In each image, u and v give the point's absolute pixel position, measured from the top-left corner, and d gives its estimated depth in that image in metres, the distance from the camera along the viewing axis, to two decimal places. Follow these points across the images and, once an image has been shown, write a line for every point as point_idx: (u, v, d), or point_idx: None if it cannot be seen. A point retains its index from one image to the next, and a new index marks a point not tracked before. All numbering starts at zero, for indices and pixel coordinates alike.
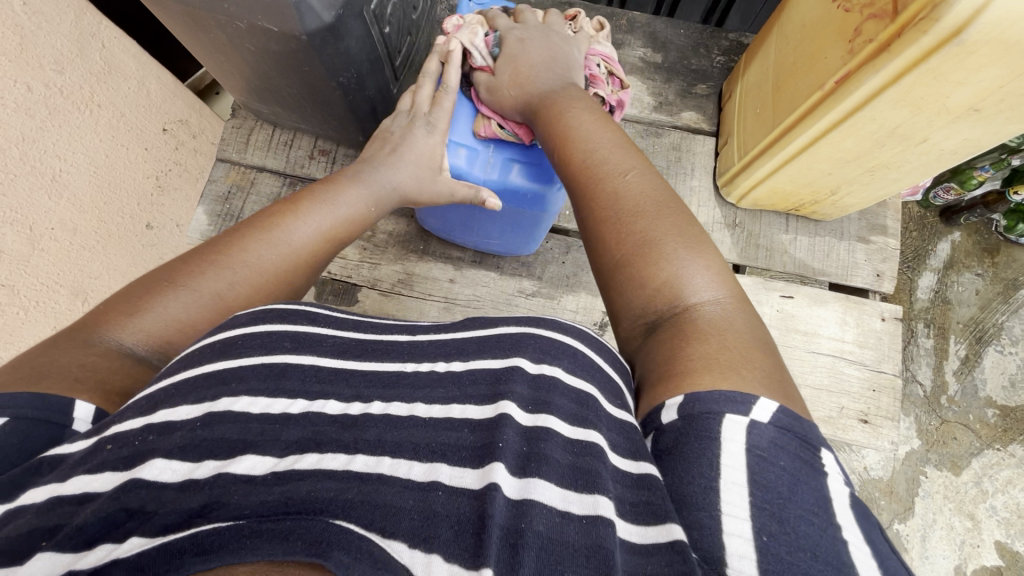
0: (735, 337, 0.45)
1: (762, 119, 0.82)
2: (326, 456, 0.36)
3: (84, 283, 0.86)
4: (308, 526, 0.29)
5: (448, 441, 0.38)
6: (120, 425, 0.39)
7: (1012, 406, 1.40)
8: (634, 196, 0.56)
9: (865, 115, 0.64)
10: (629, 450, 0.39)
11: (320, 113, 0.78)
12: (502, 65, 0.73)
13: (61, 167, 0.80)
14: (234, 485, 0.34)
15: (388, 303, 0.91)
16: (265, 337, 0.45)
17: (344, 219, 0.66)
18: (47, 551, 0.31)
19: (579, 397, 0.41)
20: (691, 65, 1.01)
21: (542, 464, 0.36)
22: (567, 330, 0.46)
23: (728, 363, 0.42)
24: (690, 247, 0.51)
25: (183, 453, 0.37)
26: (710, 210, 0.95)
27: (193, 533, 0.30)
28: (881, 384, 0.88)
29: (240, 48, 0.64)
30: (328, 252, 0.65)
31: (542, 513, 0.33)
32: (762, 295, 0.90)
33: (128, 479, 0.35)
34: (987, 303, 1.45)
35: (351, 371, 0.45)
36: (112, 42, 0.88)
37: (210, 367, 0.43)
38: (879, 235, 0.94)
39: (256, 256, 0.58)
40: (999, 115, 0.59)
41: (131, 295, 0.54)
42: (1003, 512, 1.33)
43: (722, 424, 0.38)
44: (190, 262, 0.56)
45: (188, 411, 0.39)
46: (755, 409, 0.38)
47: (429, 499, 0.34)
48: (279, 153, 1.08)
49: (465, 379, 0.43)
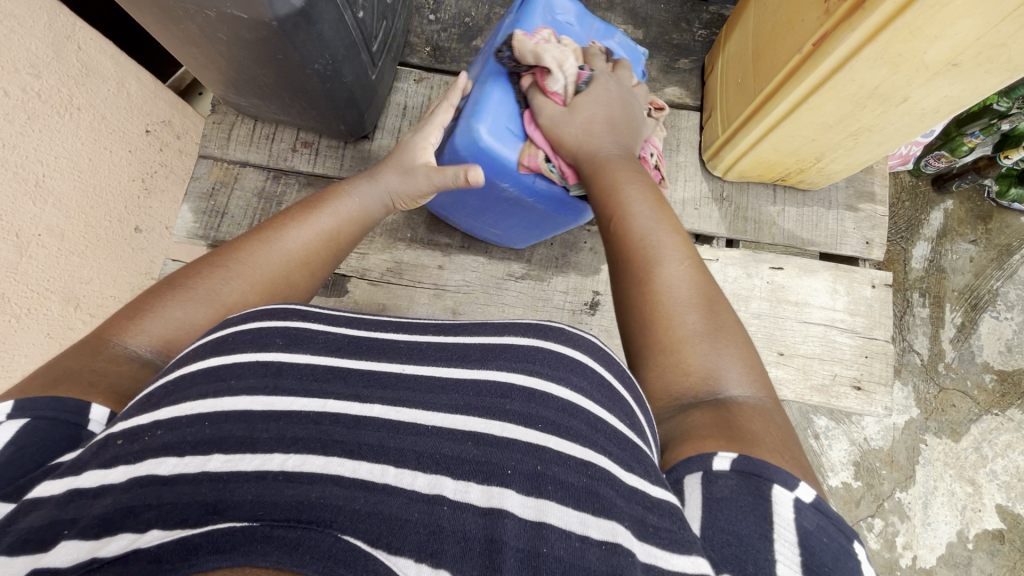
0: (776, 429, 0.47)
1: (743, 88, 0.82)
2: (332, 461, 0.36)
3: (75, 288, 0.86)
4: (316, 540, 0.29)
5: (450, 453, 0.38)
6: (128, 422, 0.40)
7: (1008, 371, 1.41)
8: (675, 287, 0.56)
9: (843, 76, 0.64)
10: (649, 477, 0.40)
11: (299, 104, 0.78)
12: (580, 109, 0.70)
13: (44, 172, 0.79)
14: (245, 480, 0.34)
15: (378, 293, 0.92)
16: (257, 333, 0.45)
17: (341, 218, 0.68)
18: (71, 539, 0.31)
19: (584, 416, 0.41)
20: (673, 40, 1.01)
21: (557, 487, 0.36)
22: (577, 344, 0.46)
23: (773, 448, 0.44)
24: (723, 346, 0.53)
25: (194, 447, 0.36)
26: (697, 184, 0.94)
27: (206, 531, 0.29)
28: (873, 350, 0.88)
29: (212, 38, 0.63)
30: (330, 253, 0.66)
31: (561, 537, 0.34)
32: (752, 267, 0.90)
33: (142, 473, 0.35)
34: (982, 270, 1.45)
35: (349, 369, 0.44)
36: (88, 43, 0.87)
37: (204, 365, 0.43)
38: (868, 203, 0.94)
39: (260, 259, 0.60)
40: (977, 68, 0.59)
41: (140, 303, 0.55)
42: (1003, 475, 1.34)
43: (772, 492, 0.40)
44: (192, 272, 0.57)
45: (190, 405, 0.39)
46: (800, 484, 0.41)
47: (436, 514, 0.34)
48: (261, 147, 1.06)
49: (472, 389, 0.43)
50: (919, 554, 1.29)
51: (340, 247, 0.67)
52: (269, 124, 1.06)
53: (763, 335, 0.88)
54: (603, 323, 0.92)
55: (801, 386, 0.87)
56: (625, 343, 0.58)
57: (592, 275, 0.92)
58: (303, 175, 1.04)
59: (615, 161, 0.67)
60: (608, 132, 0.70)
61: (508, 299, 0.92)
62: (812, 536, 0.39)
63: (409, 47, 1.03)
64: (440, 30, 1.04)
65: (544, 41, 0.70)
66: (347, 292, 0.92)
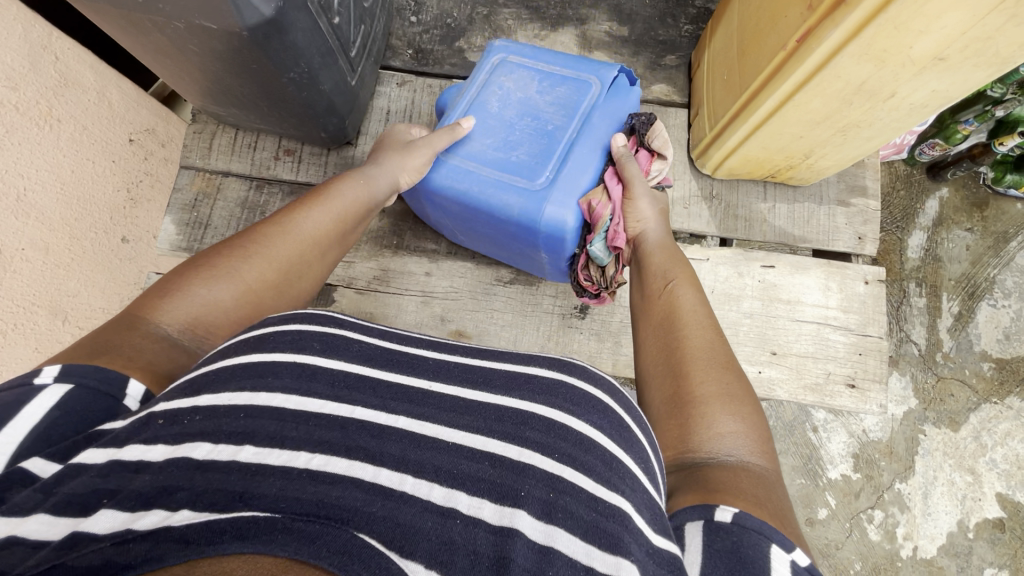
0: (775, 497, 0.46)
1: (729, 85, 0.81)
2: (356, 464, 0.35)
3: (62, 302, 0.85)
4: (334, 535, 0.29)
5: (468, 471, 0.37)
6: (169, 403, 0.38)
7: (1006, 358, 1.40)
8: (699, 347, 0.58)
9: (829, 72, 0.63)
10: (653, 523, 0.39)
11: (279, 113, 0.77)
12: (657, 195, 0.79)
13: (25, 187, 0.78)
14: (272, 474, 0.33)
15: (365, 301, 0.91)
16: (296, 335, 0.43)
17: (349, 205, 0.70)
18: (110, 508, 0.31)
19: (599, 452, 0.40)
20: (659, 36, 1.00)
21: (567, 516, 0.35)
22: (598, 382, 0.46)
23: (774, 513, 0.44)
24: (734, 413, 0.53)
25: (228, 437, 0.35)
26: (686, 182, 0.93)
27: (234, 517, 0.29)
28: (867, 346, 0.87)
29: (183, 49, 0.62)
30: (338, 240, 0.68)
31: (566, 565, 0.33)
32: (742, 266, 0.90)
33: (180, 455, 0.34)
34: (978, 258, 1.44)
35: (379, 380, 0.43)
36: (66, 53, 0.86)
37: (246, 359, 0.41)
38: (859, 197, 0.93)
39: (280, 245, 0.60)
40: (966, 62, 0.58)
41: (168, 284, 0.54)
42: (1003, 464, 1.34)
43: (770, 550, 0.40)
44: (215, 252, 0.57)
45: (230, 395, 0.38)
46: (795, 547, 0.41)
47: (448, 526, 0.33)
48: (243, 156, 1.05)
49: (494, 413, 0.42)
50: (919, 544, 1.29)
51: (347, 235, 0.69)
52: (251, 132, 1.05)
53: (755, 334, 0.87)
54: (593, 326, 0.91)
55: (795, 385, 0.86)
56: (644, 389, 0.59)
57: None
58: (285, 184, 1.03)
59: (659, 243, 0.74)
60: (661, 220, 0.77)
61: (496, 305, 0.91)
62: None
63: (391, 50, 1.02)
64: (423, 31, 1.02)
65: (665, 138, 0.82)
66: (334, 300, 0.91)
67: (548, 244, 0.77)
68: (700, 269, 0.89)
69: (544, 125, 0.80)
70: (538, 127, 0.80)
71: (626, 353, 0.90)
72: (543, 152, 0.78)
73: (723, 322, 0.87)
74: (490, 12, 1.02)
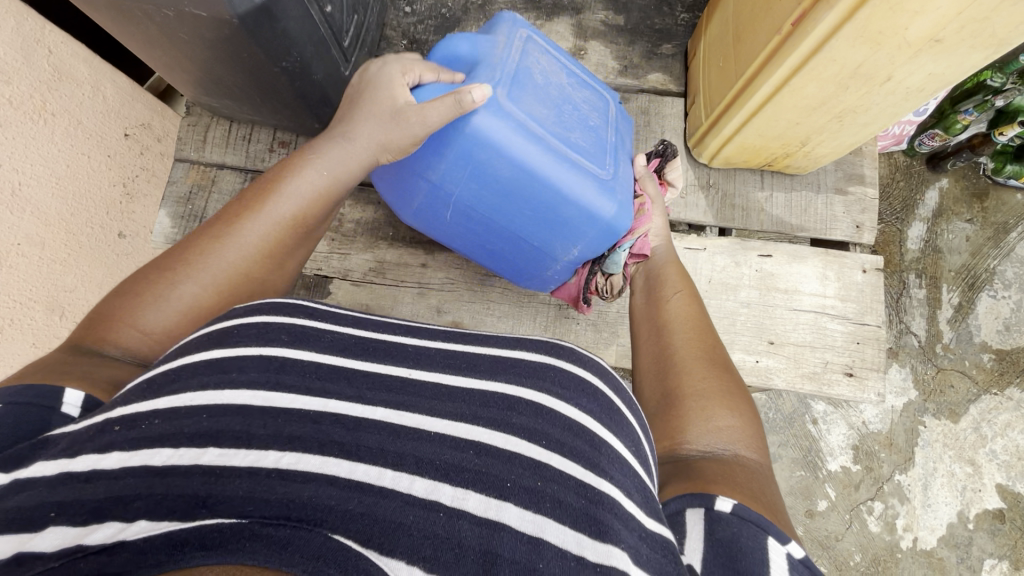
0: (767, 490, 0.47)
1: (725, 72, 0.80)
2: (329, 461, 0.34)
3: (58, 297, 0.85)
4: (305, 540, 0.28)
5: (450, 460, 0.36)
6: (127, 408, 0.37)
7: (1006, 349, 1.40)
8: (694, 352, 0.60)
9: (823, 56, 0.62)
10: (645, 507, 0.39)
11: (272, 104, 0.76)
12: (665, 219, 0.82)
13: (20, 181, 0.77)
14: (238, 476, 0.32)
15: (361, 293, 0.91)
16: (262, 327, 0.43)
17: (304, 197, 0.60)
18: (60, 524, 0.29)
19: (589, 437, 0.40)
20: (655, 25, 0.99)
21: (556, 506, 0.35)
22: (585, 364, 0.46)
23: (767, 505, 0.44)
24: (722, 409, 0.54)
25: (189, 441, 0.34)
26: (683, 172, 0.93)
27: (197, 526, 0.28)
28: (865, 335, 0.87)
29: (174, 37, 0.62)
30: (296, 237, 0.60)
31: (557, 555, 0.32)
32: (740, 255, 0.89)
33: (137, 463, 0.32)
34: (978, 249, 1.44)
35: (353, 370, 0.43)
36: (59, 47, 0.85)
37: (207, 356, 0.41)
38: (857, 185, 0.93)
39: (217, 254, 0.55)
40: (962, 44, 0.57)
41: (105, 305, 0.52)
42: (1003, 455, 1.34)
43: (766, 542, 0.40)
44: (153, 267, 0.54)
45: (191, 397, 0.37)
46: (791, 539, 0.41)
47: (431, 520, 0.32)
48: (239, 148, 1.05)
49: (479, 399, 0.42)
50: (919, 536, 1.29)
51: (308, 229, 0.61)
52: (245, 124, 1.05)
53: (753, 324, 0.87)
54: (590, 317, 0.91)
55: (792, 374, 0.86)
56: (640, 390, 0.60)
57: None
58: None
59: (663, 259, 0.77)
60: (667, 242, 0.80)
61: (493, 296, 0.91)
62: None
63: (386, 41, 1.01)
64: (417, 22, 1.02)
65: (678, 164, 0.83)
66: (330, 293, 0.91)
67: (592, 237, 0.71)
68: (696, 259, 0.89)
69: (587, 118, 0.71)
70: (578, 115, 0.70)
71: (623, 344, 0.90)
72: (597, 142, 0.70)
73: (721, 311, 0.87)
74: (485, 2, 1.01)
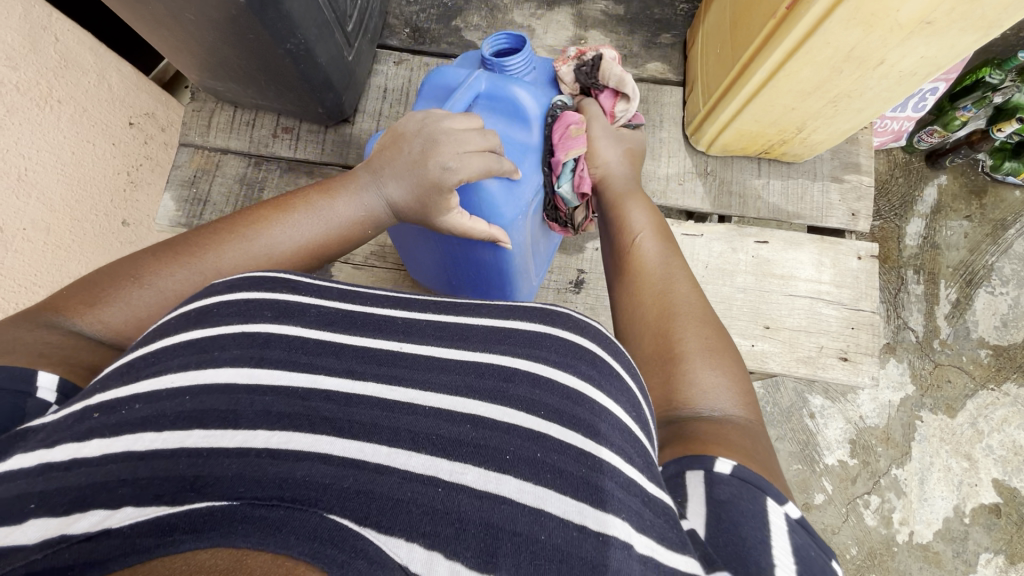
0: (760, 447, 0.48)
1: (723, 58, 0.81)
2: (322, 439, 0.35)
3: (63, 282, 0.86)
4: (302, 521, 0.28)
5: (448, 435, 0.37)
6: (106, 394, 0.37)
7: (1004, 345, 1.40)
8: (685, 302, 0.59)
9: (817, 39, 0.63)
10: (646, 471, 0.40)
11: (274, 87, 0.78)
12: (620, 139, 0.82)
13: (26, 167, 0.78)
14: (225, 456, 0.32)
15: (362, 276, 0.93)
16: (244, 305, 0.44)
17: (328, 225, 0.63)
18: (39, 517, 0.29)
19: (587, 404, 0.41)
20: (655, 15, 1.00)
21: (556, 476, 0.35)
22: (582, 331, 0.46)
23: (764, 467, 0.45)
24: (717, 364, 0.54)
25: (173, 422, 0.35)
26: (681, 159, 0.94)
27: (184, 511, 0.28)
28: (859, 321, 0.88)
29: (181, 19, 0.63)
30: (312, 263, 0.63)
31: (559, 526, 0.33)
32: (736, 241, 0.90)
33: (121, 449, 0.33)
34: (976, 245, 1.44)
35: (342, 345, 0.44)
36: (65, 35, 0.86)
37: (188, 336, 0.41)
38: (853, 174, 0.94)
39: (232, 266, 0.57)
40: (952, 26, 0.58)
41: (109, 280, 0.53)
42: (999, 450, 1.34)
43: (765, 503, 0.41)
44: (161, 259, 0.55)
45: (172, 378, 0.38)
46: (788, 501, 0.42)
47: (430, 495, 0.32)
48: (243, 134, 1.04)
49: (475, 370, 0.42)
50: (915, 529, 1.29)
51: (320, 260, 0.64)
52: (249, 110, 1.04)
53: (748, 309, 0.88)
54: (587, 302, 0.92)
55: (788, 358, 0.86)
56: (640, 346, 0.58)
57: (575, 255, 0.94)
58: (281, 160, 1.02)
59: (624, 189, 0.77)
60: (624, 165, 0.80)
61: None
62: (802, 551, 0.40)
63: (388, 29, 1.03)
64: (419, 11, 1.03)
65: (625, 73, 0.82)
66: (331, 276, 0.92)
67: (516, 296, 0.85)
68: (694, 245, 0.90)
69: None
70: None
71: None
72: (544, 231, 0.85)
73: (716, 296, 0.88)
74: None
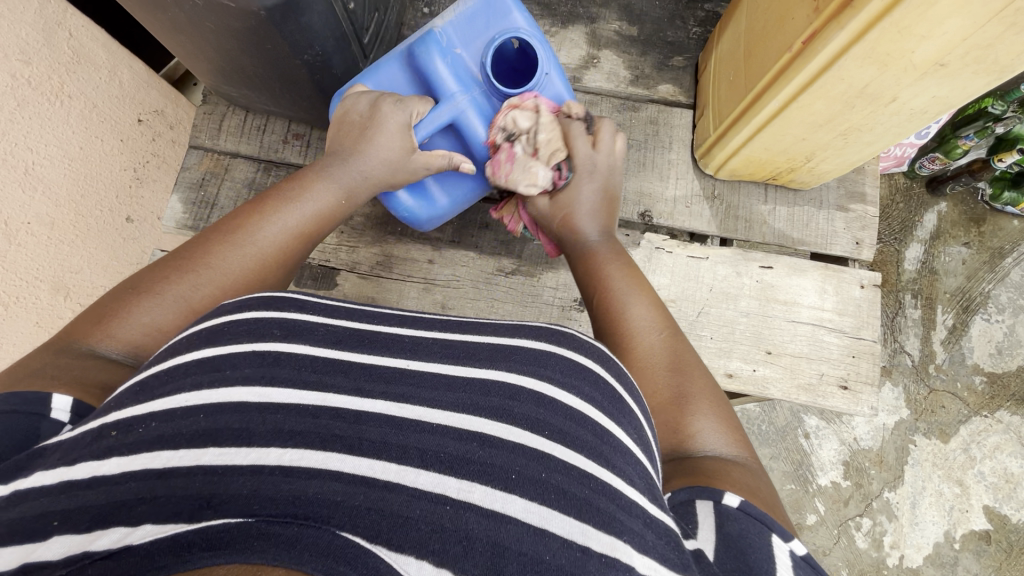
0: (754, 481, 0.50)
1: (735, 85, 0.82)
2: (332, 456, 0.35)
3: (65, 278, 0.85)
4: (314, 538, 0.28)
5: (454, 453, 0.37)
6: (122, 412, 0.37)
7: (998, 373, 1.41)
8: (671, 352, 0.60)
9: (832, 74, 0.64)
10: (648, 493, 0.40)
11: (289, 94, 0.78)
12: (563, 203, 0.77)
13: (33, 161, 0.78)
14: (239, 474, 0.33)
15: (367, 286, 0.92)
16: (253, 324, 0.44)
17: (314, 214, 0.67)
18: (64, 533, 0.30)
19: (590, 426, 0.41)
20: (667, 37, 1.01)
21: (561, 497, 0.36)
22: (587, 353, 0.46)
23: (765, 502, 0.48)
24: (708, 409, 0.55)
25: (189, 441, 0.35)
26: (689, 181, 0.95)
27: (201, 528, 0.28)
28: (861, 349, 0.88)
29: (201, 27, 0.64)
30: (301, 247, 0.65)
31: (562, 546, 0.33)
32: (741, 266, 0.91)
33: (140, 466, 0.33)
34: (974, 273, 1.45)
35: (349, 363, 0.43)
36: (79, 31, 0.86)
37: (202, 353, 0.41)
38: (858, 203, 0.95)
39: (227, 259, 0.58)
40: (965, 70, 0.59)
41: (110, 298, 0.54)
42: (991, 477, 1.35)
43: (771, 538, 0.44)
44: (157, 271, 0.56)
45: (186, 397, 0.38)
46: (793, 538, 0.45)
47: (439, 513, 0.33)
48: (253, 138, 1.06)
49: (481, 388, 0.42)
50: (905, 553, 1.30)
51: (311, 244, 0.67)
52: (260, 115, 1.06)
53: (751, 334, 0.88)
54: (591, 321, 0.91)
55: (789, 384, 0.87)
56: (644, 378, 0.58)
57: None
58: (291, 166, 1.04)
59: (602, 245, 0.74)
60: (598, 224, 0.76)
61: (496, 295, 0.93)
62: None
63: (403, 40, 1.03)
64: None
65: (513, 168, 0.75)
66: (337, 285, 0.93)
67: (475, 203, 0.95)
68: (699, 268, 0.91)
69: None
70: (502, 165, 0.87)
71: None
72: None
73: (719, 319, 0.88)
74: None
